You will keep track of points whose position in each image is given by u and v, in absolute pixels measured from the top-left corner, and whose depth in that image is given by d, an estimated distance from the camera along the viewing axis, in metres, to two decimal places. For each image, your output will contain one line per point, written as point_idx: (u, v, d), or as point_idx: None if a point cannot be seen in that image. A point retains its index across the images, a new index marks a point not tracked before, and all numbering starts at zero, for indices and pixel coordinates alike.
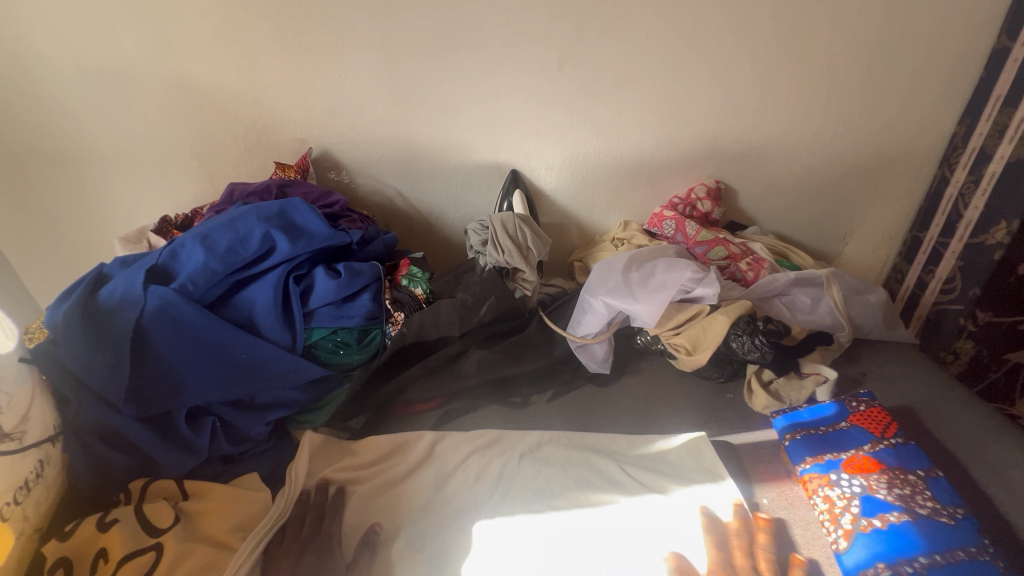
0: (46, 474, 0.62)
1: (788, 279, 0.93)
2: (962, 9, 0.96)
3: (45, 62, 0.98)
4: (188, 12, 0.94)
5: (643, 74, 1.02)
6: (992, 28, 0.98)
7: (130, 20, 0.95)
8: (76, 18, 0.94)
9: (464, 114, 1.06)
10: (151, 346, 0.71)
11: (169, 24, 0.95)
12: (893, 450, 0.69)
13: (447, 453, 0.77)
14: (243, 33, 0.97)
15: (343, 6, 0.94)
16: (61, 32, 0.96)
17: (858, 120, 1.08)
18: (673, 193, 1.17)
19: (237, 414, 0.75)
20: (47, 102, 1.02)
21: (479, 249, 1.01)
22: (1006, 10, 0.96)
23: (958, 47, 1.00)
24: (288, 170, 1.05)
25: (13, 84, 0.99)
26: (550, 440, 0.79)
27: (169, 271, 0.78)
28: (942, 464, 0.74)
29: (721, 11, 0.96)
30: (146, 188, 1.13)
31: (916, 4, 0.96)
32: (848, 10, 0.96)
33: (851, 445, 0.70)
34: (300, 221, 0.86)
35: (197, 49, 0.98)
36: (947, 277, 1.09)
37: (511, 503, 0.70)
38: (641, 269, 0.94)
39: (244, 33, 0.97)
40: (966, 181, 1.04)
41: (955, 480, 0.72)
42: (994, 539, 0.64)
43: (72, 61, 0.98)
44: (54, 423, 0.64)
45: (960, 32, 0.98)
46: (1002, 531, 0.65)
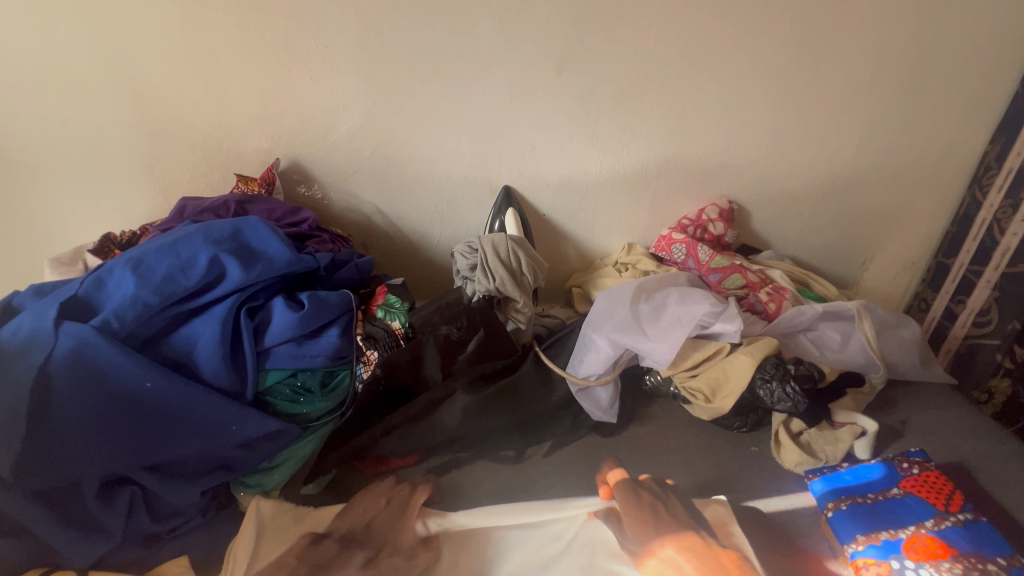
0: None
1: (816, 312, 0.83)
2: (997, 19, 0.88)
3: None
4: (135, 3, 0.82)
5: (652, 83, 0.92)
6: None
7: (65, 10, 0.82)
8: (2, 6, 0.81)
9: (452, 124, 0.95)
10: (58, 400, 0.57)
11: (112, 15, 0.83)
12: (964, 528, 0.57)
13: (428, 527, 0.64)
14: (200, 28, 0.85)
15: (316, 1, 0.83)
16: None
17: (881, 138, 1.00)
18: (680, 214, 1.07)
19: (166, 482, 0.61)
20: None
21: (467, 275, 0.87)
22: None
23: (992, 61, 0.92)
24: (251, 183, 0.93)
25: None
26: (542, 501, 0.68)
27: (92, 304, 0.64)
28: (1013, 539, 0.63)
29: (738, 18, 0.87)
30: (89, 202, 1.00)
31: (948, 13, 0.88)
32: (876, 17, 0.88)
33: (908, 521, 0.59)
34: (256, 242, 0.73)
35: (146, 46, 0.86)
36: (981, 309, 1.00)
37: None
38: (651, 300, 0.83)
39: (201, 29, 0.85)
40: (1001, 205, 0.95)
41: None
42: None
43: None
44: None
45: (995, 45, 0.91)
46: None
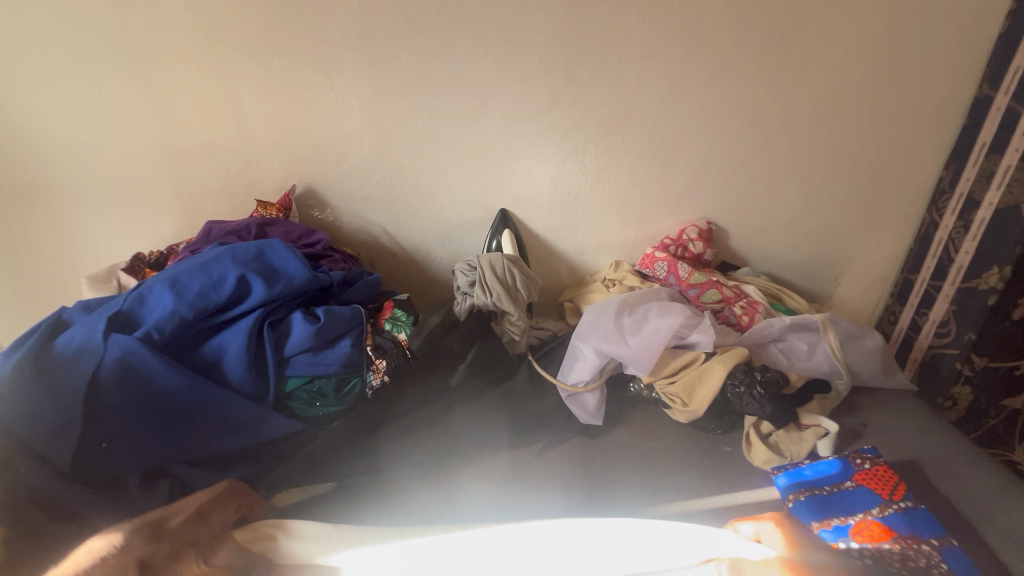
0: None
1: (785, 324, 0.91)
2: (942, 60, 0.98)
3: (18, 95, 0.95)
4: (171, 49, 0.92)
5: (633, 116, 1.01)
6: (973, 79, 1.00)
7: (109, 56, 0.92)
8: (53, 51, 0.91)
9: (453, 153, 1.04)
10: (108, 402, 0.65)
11: (150, 58, 0.93)
12: (904, 514, 0.65)
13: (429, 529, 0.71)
14: (227, 70, 0.95)
15: (331, 47, 0.93)
16: (38, 68, 0.93)
17: (846, 165, 1.09)
18: (663, 234, 1.15)
19: (199, 475, 0.69)
20: (18, 135, 0.98)
21: (466, 290, 0.96)
22: (986, 63, 0.99)
23: (940, 96, 1.02)
24: (270, 207, 1.02)
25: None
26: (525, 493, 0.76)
27: (134, 317, 0.73)
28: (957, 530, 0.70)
29: (709, 60, 0.97)
30: (120, 224, 1.09)
31: (897, 55, 0.98)
32: (833, 58, 0.98)
33: (858, 509, 0.67)
34: (278, 263, 0.81)
35: (179, 86, 0.96)
36: (941, 321, 1.08)
37: None
38: (634, 314, 0.91)
39: (228, 71, 0.95)
40: (955, 225, 1.04)
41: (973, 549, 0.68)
42: None
43: (47, 93, 0.95)
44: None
45: (942, 82, 1.01)
46: None
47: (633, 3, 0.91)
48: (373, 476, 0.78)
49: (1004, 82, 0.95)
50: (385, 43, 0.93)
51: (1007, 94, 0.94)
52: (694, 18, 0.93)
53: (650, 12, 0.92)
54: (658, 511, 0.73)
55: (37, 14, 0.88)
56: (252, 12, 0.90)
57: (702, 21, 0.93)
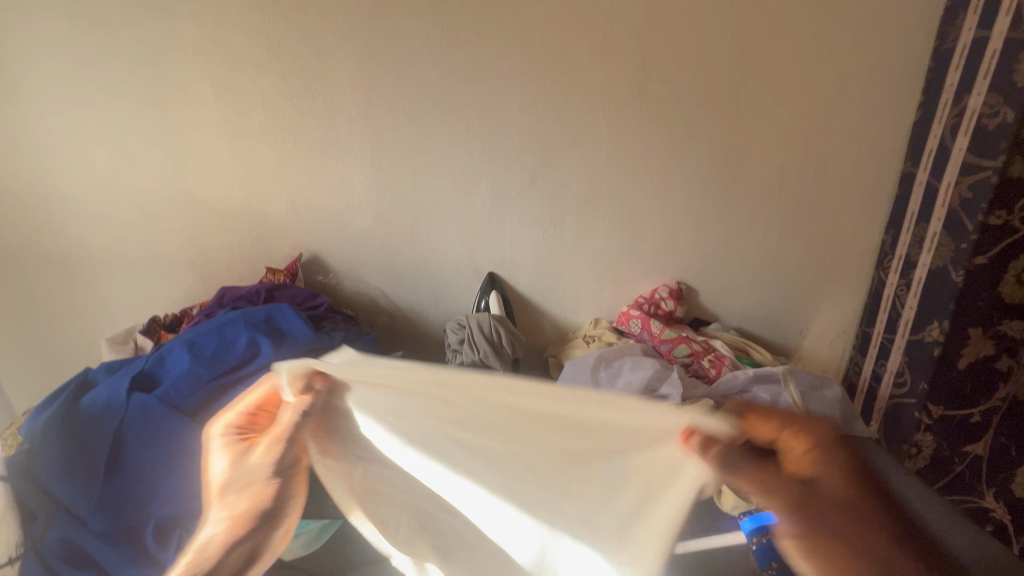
0: None
1: (747, 376, 0.99)
2: (868, 140, 1.14)
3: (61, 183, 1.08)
4: (201, 142, 1.07)
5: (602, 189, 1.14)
6: (898, 156, 1.15)
7: (146, 148, 1.07)
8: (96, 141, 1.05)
9: (443, 222, 1.16)
10: (131, 456, 0.73)
11: (183, 148, 1.07)
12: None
13: None
14: (247, 158, 1.09)
15: (337, 133, 1.07)
16: (83, 155, 1.06)
17: (798, 230, 1.21)
18: (639, 293, 1.26)
19: None
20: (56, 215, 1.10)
21: (455, 347, 1.06)
22: (906, 142, 1.14)
23: (871, 170, 1.16)
24: (278, 273, 1.12)
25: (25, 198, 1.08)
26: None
27: (154, 376, 0.81)
28: None
29: (666, 143, 1.11)
30: (140, 290, 1.19)
31: (827, 140, 1.14)
32: (773, 142, 1.13)
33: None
34: (285, 325, 0.91)
35: (205, 172, 1.09)
36: (898, 371, 1.16)
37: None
38: (610, 368, 1.00)
39: (247, 158, 1.09)
40: (899, 283, 1.15)
41: None
42: None
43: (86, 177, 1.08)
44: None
45: (869, 160, 1.16)
46: None
47: (597, 99, 1.07)
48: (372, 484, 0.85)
49: (923, 160, 1.08)
50: (385, 132, 1.07)
51: (925, 170, 1.08)
52: (649, 111, 1.09)
53: (613, 106, 1.08)
54: None
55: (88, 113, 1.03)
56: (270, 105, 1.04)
57: (656, 112, 1.09)
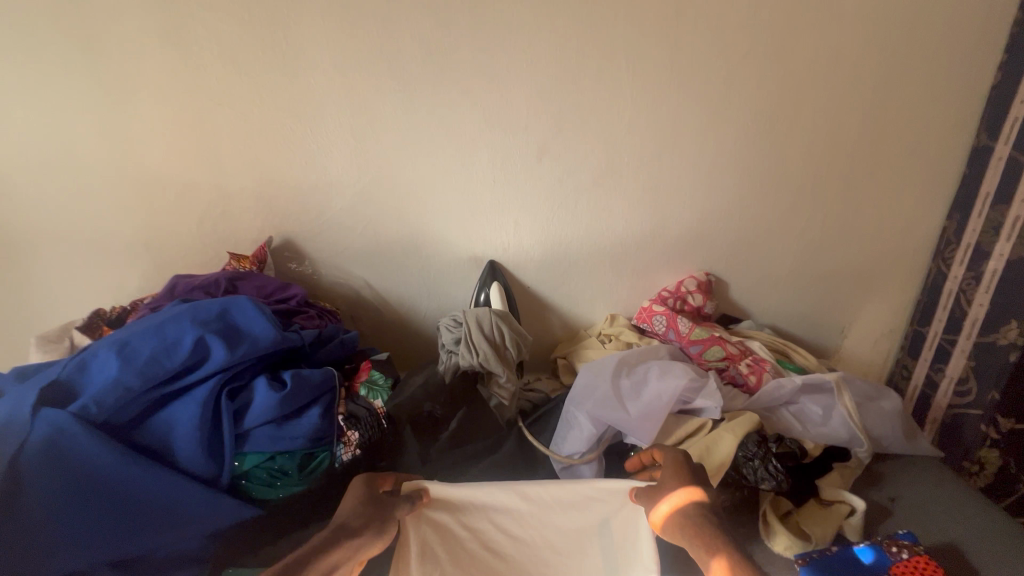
0: None
1: (795, 386, 0.83)
2: (940, 74, 0.93)
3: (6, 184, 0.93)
4: (134, 61, 0.86)
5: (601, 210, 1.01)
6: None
7: (76, 80, 0.87)
8: (45, 138, 0.91)
9: (439, 202, 1.00)
10: (27, 490, 0.57)
11: (114, 60, 0.86)
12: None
13: None
14: (196, 81, 0.88)
15: (314, 69, 0.88)
16: (59, 101, 0.88)
17: (848, 212, 1.05)
18: (661, 285, 1.10)
19: (134, 575, 0.61)
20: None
21: (451, 348, 0.89)
22: None
23: (948, 112, 0.96)
24: (243, 260, 0.96)
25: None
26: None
27: (73, 387, 0.65)
28: None
29: (703, 82, 0.93)
30: (88, 291, 1.03)
31: (896, 92, 0.95)
32: (826, 71, 0.93)
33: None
34: (244, 322, 0.74)
35: (142, 91, 0.88)
36: (959, 377, 1.01)
37: None
38: (633, 374, 0.83)
39: (195, 82, 0.88)
40: (965, 277, 0.99)
41: None
42: None
43: (26, 164, 0.92)
44: None
45: (945, 103, 0.95)
46: None
47: (622, 30, 0.88)
48: None
49: (1003, 133, 0.92)
50: (368, 71, 0.89)
51: (1007, 143, 0.91)
52: (685, 49, 0.90)
53: (640, 46, 0.89)
54: None
55: (27, 85, 0.87)
56: (233, 62, 0.87)
57: (697, 51, 0.90)
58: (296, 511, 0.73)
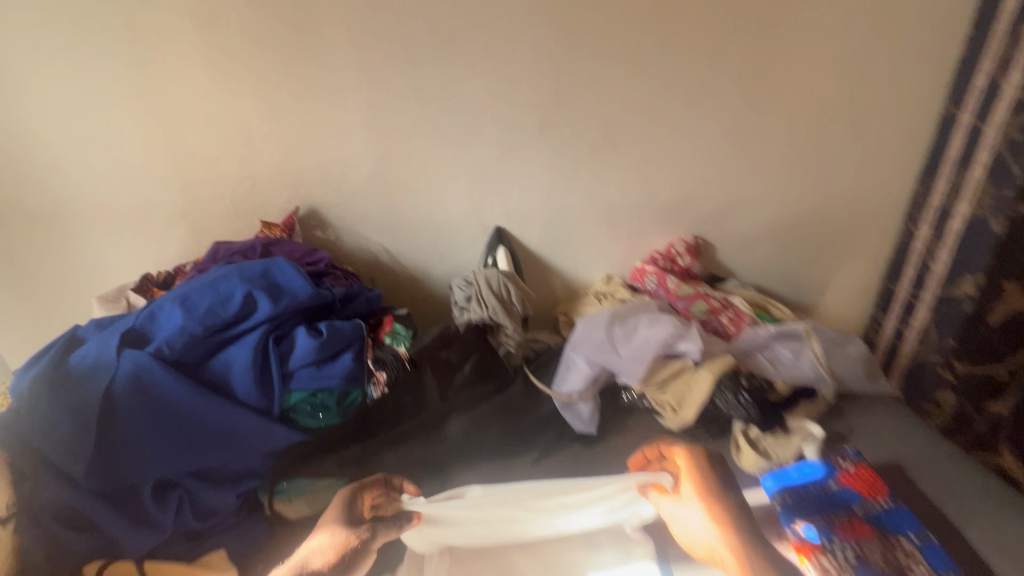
0: None
1: (769, 333, 0.95)
2: (912, 47, 1.01)
3: (59, 159, 1.03)
4: (172, 45, 0.95)
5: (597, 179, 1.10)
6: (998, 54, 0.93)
7: (120, 64, 0.96)
8: (93, 117, 1.00)
9: (450, 173, 1.09)
10: (119, 413, 0.68)
11: (155, 45, 0.95)
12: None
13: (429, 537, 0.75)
14: (228, 63, 0.97)
15: (333, 50, 0.96)
16: (105, 83, 0.97)
17: (826, 178, 1.14)
18: (653, 248, 1.20)
19: (207, 486, 0.71)
20: (52, 186, 1.05)
21: (463, 305, 1.01)
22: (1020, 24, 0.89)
23: (918, 82, 1.04)
24: (273, 228, 1.06)
25: (25, 180, 1.04)
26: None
27: (145, 334, 0.76)
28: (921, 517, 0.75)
29: (691, 57, 1.00)
30: (132, 258, 1.14)
31: (871, 64, 1.02)
32: (805, 45, 1.00)
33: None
34: (284, 280, 0.85)
35: (179, 73, 0.97)
36: (923, 328, 1.11)
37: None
38: (625, 324, 0.94)
39: (227, 64, 0.97)
40: (931, 236, 1.08)
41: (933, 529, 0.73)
42: None
43: (75, 140, 1.02)
44: None
45: (916, 73, 1.03)
46: None
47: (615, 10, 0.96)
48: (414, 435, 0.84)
49: (967, 101, 1.00)
50: (382, 51, 0.97)
51: (970, 111, 0.99)
52: (674, 26, 0.98)
53: (632, 24, 0.97)
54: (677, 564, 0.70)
55: (78, 67, 0.96)
56: (260, 46, 0.95)
57: (685, 28, 0.98)
58: (330, 441, 0.81)
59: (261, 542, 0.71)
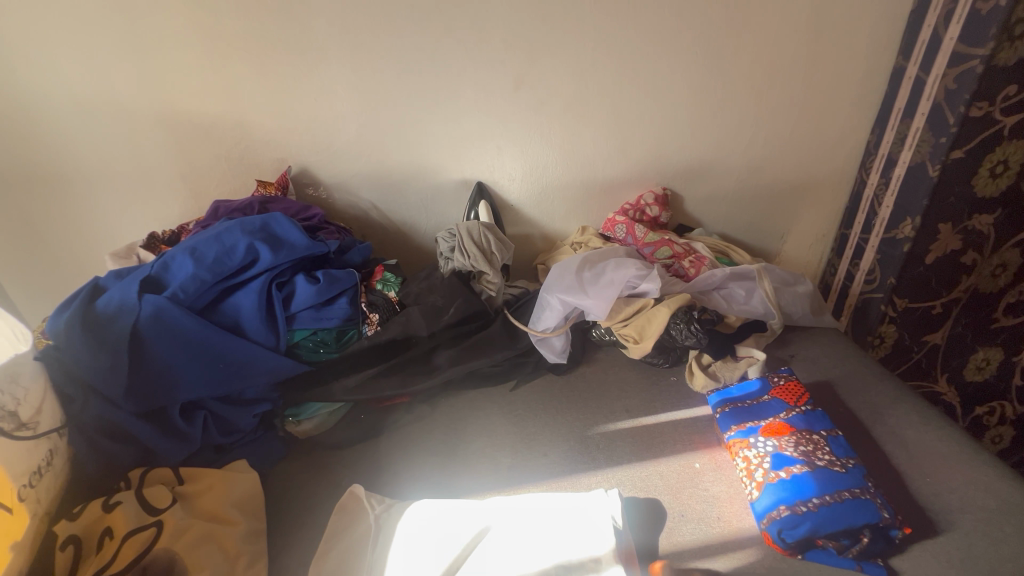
0: (41, 497, 0.65)
1: (724, 273, 1.03)
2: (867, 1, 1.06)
3: (56, 123, 1.07)
4: (157, 8, 0.98)
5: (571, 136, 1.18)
6: (943, 7, 0.99)
7: (108, 29, 0.99)
8: (86, 81, 1.04)
9: (432, 132, 1.16)
10: (147, 347, 0.78)
11: (140, 9, 0.98)
12: (843, 472, 0.72)
13: (424, 452, 0.89)
14: (214, 27, 1.01)
15: (315, 12, 1.01)
16: (95, 48, 1.01)
17: (787, 130, 1.21)
18: (625, 200, 1.28)
19: (227, 407, 0.84)
20: (51, 149, 1.10)
21: (448, 255, 1.09)
22: None
23: (871, 36, 1.10)
24: (268, 187, 1.13)
25: (24, 144, 1.09)
26: (517, 470, 0.85)
27: (161, 281, 0.85)
28: (840, 420, 0.88)
29: (658, 14, 1.05)
30: (137, 218, 1.21)
31: (828, 18, 1.08)
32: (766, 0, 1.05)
33: (815, 492, 0.69)
34: (281, 233, 0.93)
35: (166, 37, 1.01)
36: (869, 269, 1.22)
37: (462, 486, 0.83)
38: (593, 269, 1.05)
39: (213, 28, 1.01)
40: (879, 183, 1.17)
41: (848, 429, 0.87)
42: (877, 475, 0.78)
43: (71, 104, 1.06)
44: (43, 460, 0.66)
45: (870, 27, 1.09)
46: (886, 476, 0.78)
47: None
48: (410, 366, 0.95)
49: (914, 53, 1.06)
50: (362, 13, 1.01)
51: (917, 63, 1.06)
52: None
53: None
54: (635, 468, 0.82)
55: (66, 31, 0.99)
56: (245, 10, 1.00)
57: None
58: (331, 372, 0.92)
59: (277, 453, 0.88)
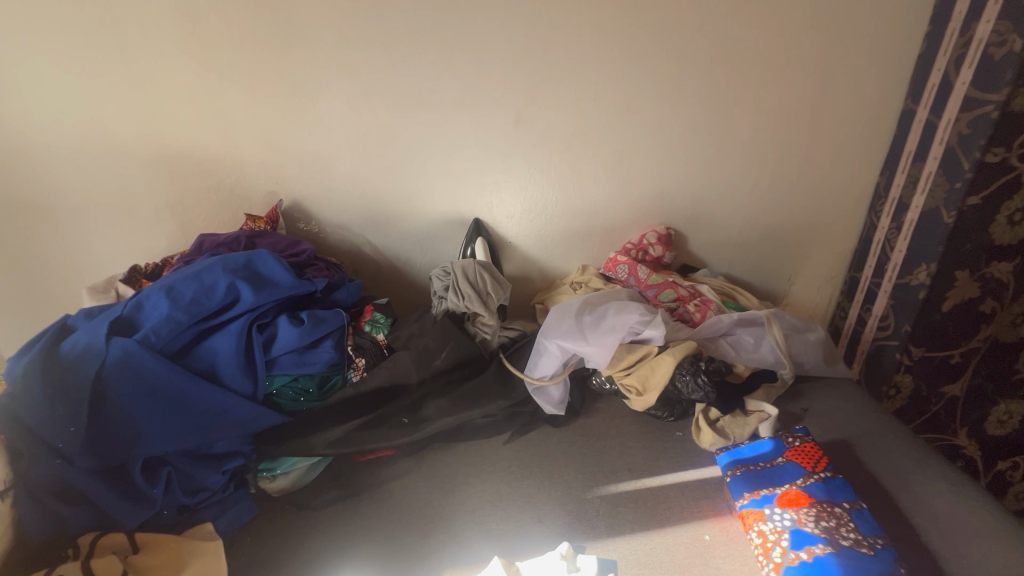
0: None
1: (731, 320, 0.98)
2: (872, 45, 1.05)
3: (41, 151, 1.04)
4: (152, 41, 0.97)
5: (571, 173, 1.15)
6: (952, 51, 0.97)
7: (101, 60, 0.98)
8: (74, 110, 1.02)
9: (429, 167, 1.12)
10: (112, 397, 0.72)
11: (135, 41, 0.97)
12: (871, 555, 0.66)
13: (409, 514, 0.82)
14: (210, 60, 0.99)
15: (312, 47, 0.99)
16: (87, 78, 0.99)
17: (793, 169, 1.18)
18: (627, 239, 1.24)
19: (194, 462, 0.77)
20: (35, 176, 1.06)
21: (441, 294, 1.04)
22: (971, 23, 0.93)
23: (878, 79, 1.09)
24: (258, 220, 1.09)
25: (7, 171, 1.05)
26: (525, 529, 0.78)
27: (133, 321, 0.79)
28: (861, 488, 0.81)
29: (661, 53, 1.04)
30: (121, 248, 1.16)
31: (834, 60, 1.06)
32: (770, 40, 1.04)
33: None
34: (266, 271, 0.87)
35: (160, 69, 0.99)
36: (882, 315, 1.17)
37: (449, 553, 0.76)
38: (594, 312, 0.99)
39: (210, 61, 0.99)
40: (891, 227, 1.13)
41: (870, 497, 0.80)
42: (905, 556, 0.71)
43: (59, 133, 1.03)
44: None
45: (876, 70, 1.08)
46: (915, 557, 0.71)
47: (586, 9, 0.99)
48: (394, 417, 0.89)
49: (924, 96, 1.04)
50: (361, 47, 1.00)
51: (927, 106, 1.04)
52: (644, 24, 1.01)
53: (603, 21, 1.00)
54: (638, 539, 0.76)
55: (57, 60, 0.97)
56: (243, 41, 0.98)
57: (655, 25, 1.01)
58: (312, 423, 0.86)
59: (246, 514, 0.82)
